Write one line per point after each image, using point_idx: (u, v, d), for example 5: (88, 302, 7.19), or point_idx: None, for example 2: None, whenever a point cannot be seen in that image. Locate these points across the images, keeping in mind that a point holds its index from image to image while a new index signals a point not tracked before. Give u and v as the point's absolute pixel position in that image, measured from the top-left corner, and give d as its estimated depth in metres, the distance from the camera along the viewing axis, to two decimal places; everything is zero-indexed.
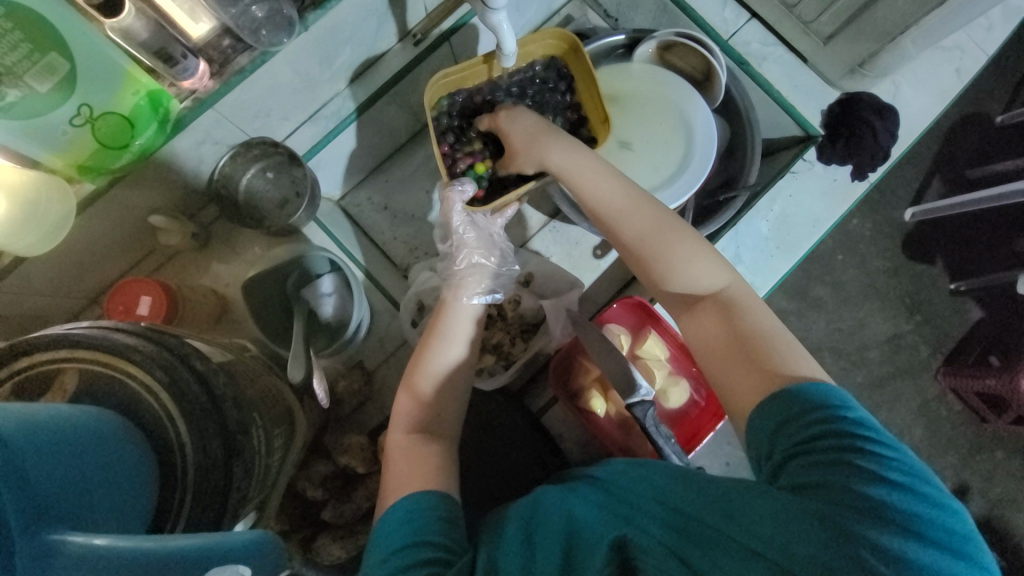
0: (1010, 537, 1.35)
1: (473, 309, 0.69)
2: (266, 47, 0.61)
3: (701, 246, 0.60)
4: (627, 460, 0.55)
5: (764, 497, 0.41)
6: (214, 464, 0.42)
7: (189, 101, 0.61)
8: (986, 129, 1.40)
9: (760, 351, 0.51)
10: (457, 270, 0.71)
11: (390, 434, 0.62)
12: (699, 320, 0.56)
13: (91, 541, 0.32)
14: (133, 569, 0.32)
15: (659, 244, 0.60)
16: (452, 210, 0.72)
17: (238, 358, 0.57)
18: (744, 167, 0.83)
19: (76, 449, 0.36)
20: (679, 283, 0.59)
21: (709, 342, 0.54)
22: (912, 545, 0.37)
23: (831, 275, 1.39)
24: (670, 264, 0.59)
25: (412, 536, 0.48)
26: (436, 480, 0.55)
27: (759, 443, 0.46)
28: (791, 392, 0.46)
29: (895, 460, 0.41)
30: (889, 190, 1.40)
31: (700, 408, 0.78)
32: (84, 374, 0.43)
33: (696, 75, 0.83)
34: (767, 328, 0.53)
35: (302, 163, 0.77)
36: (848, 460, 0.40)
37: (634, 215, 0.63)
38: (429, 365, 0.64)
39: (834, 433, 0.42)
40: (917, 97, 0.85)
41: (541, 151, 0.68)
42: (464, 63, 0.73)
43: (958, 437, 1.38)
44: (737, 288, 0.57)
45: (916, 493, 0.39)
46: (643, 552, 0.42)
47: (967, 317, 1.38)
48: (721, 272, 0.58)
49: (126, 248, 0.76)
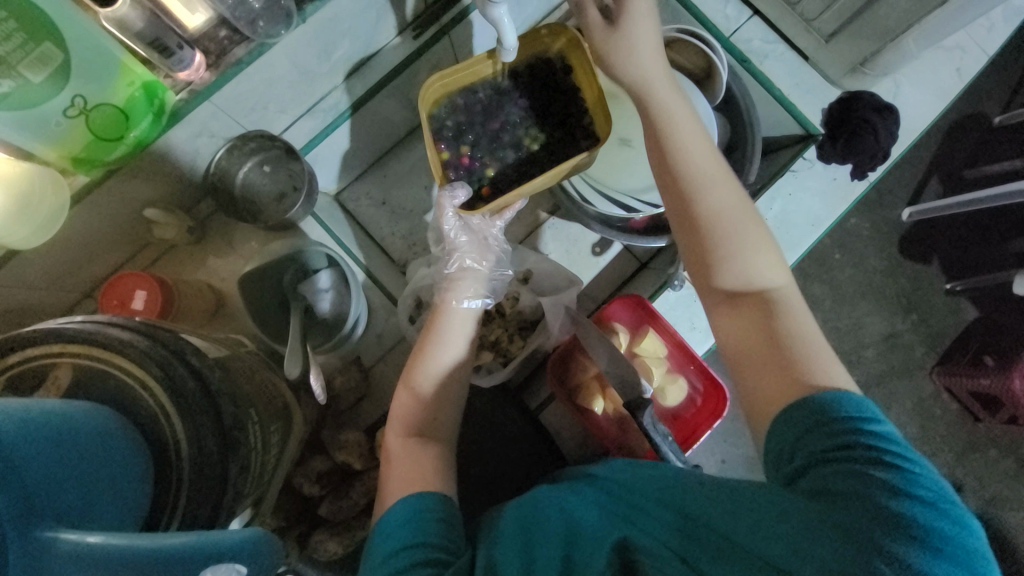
0: (1001, 535, 1.36)
1: (466, 312, 0.69)
2: (263, 39, 0.62)
3: (767, 238, 0.58)
4: (628, 459, 0.56)
5: (772, 505, 0.41)
6: (211, 462, 0.42)
7: (184, 93, 0.62)
8: (985, 129, 1.40)
9: (796, 354, 0.50)
10: (449, 273, 0.71)
11: (389, 434, 0.61)
12: (739, 314, 0.54)
13: (85, 539, 0.31)
14: (128, 566, 0.32)
15: (731, 223, 0.58)
16: (442, 215, 0.71)
17: (234, 353, 0.57)
18: (744, 165, 0.83)
19: (73, 444, 0.36)
20: (738, 264, 0.56)
21: (745, 340, 0.53)
22: (930, 558, 0.37)
23: (828, 274, 1.39)
24: (734, 248, 0.57)
25: (411, 538, 0.48)
26: (433, 481, 0.55)
27: (780, 448, 0.46)
28: (819, 399, 0.46)
29: (918, 476, 0.41)
30: (888, 189, 1.40)
31: (697, 406, 0.78)
32: (78, 369, 0.42)
33: (697, 72, 0.82)
34: (807, 332, 0.52)
35: (299, 156, 0.75)
36: (873, 472, 0.41)
37: (717, 180, 0.60)
38: (427, 368, 0.64)
39: (857, 444, 0.42)
40: (917, 97, 0.85)
41: (643, 93, 0.64)
42: (463, 61, 0.71)
43: (952, 436, 1.39)
44: (788, 292, 0.56)
45: (937, 509, 0.39)
46: (645, 554, 0.43)
47: (963, 317, 1.39)
48: (780, 272, 0.56)
49: (120, 241, 0.75)
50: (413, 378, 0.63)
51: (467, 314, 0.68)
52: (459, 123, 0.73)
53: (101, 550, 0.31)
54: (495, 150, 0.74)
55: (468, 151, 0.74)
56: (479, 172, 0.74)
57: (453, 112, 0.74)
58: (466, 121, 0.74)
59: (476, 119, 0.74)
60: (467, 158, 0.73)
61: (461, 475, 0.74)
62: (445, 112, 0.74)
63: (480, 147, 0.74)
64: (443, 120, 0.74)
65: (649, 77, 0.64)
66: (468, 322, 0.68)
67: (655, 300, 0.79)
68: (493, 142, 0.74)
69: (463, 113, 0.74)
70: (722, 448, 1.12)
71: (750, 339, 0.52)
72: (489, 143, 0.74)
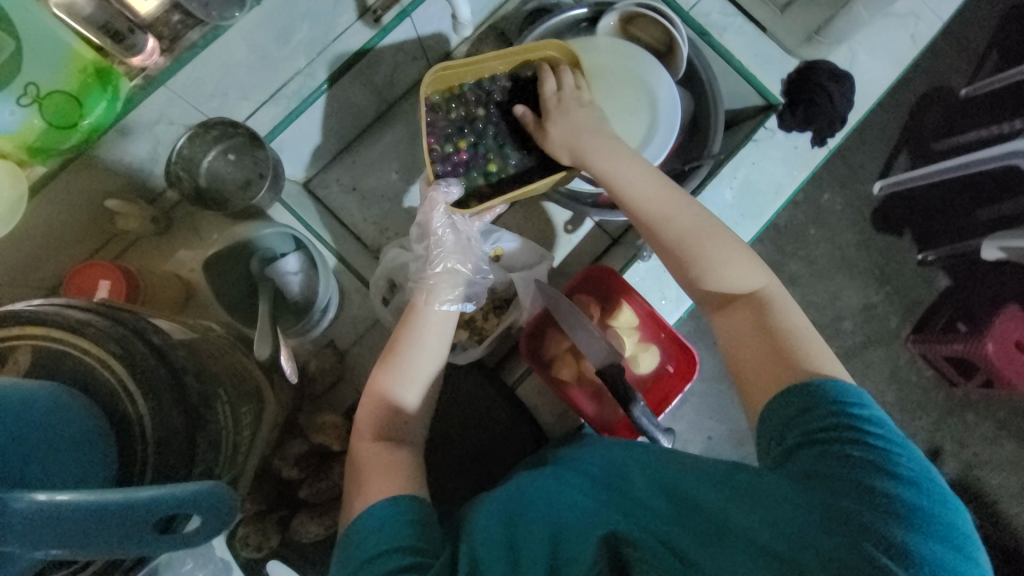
0: (980, 496, 1.40)
1: (444, 318, 0.67)
2: (217, 22, 0.63)
3: (741, 248, 0.59)
4: (612, 448, 0.56)
5: (762, 487, 0.42)
6: (176, 435, 0.43)
7: (139, 79, 0.61)
8: (952, 102, 1.44)
9: (794, 348, 0.51)
10: (430, 273, 0.70)
11: (355, 442, 0.60)
12: (731, 317, 0.56)
13: (54, 497, 0.32)
14: (98, 519, 0.33)
15: (698, 241, 0.59)
16: (432, 211, 0.70)
17: (202, 336, 0.57)
18: (707, 139, 0.85)
19: (29, 417, 0.36)
20: (718, 281, 0.58)
21: (741, 343, 0.54)
22: (918, 538, 0.37)
23: (804, 250, 1.42)
24: (707, 263, 0.58)
25: (387, 542, 0.48)
26: (410, 485, 0.55)
27: (770, 432, 0.48)
28: (806, 384, 0.47)
29: (901, 456, 0.42)
30: (858, 163, 1.43)
31: (669, 373, 0.80)
32: (35, 351, 0.42)
33: (659, 47, 0.84)
34: (801, 328, 0.53)
35: (262, 142, 0.74)
36: (856, 453, 0.42)
37: (674, 207, 0.62)
38: (389, 383, 0.62)
39: (844, 426, 0.44)
40: (872, 63, 0.87)
41: (585, 149, 0.68)
42: (466, 59, 0.72)
43: (930, 402, 1.43)
44: (772, 289, 0.57)
45: (922, 488, 0.40)
46: (635, 550, 0.43)
47: (936, 286, 1.42)
48: (759, 272, 0.58)
49: (83, 233, 0.73)
50: (386, 386, 0.62)
51: (447, 316, 0.67)
52: (460, 116, 0.75)
53: (71, 507, 0.32)
54: (498, 145, 0.75)
55: (467, 145, 0.74)
56: (481, 165, 0.74)
57: (452, 104, 0.75)
58: (467, 116, 0.75)
59: (477, 112, 0.75)
60: (466, 152, 0.74)
61: (440, 451, 0.75)
62: (446, 104, 0.75)
63: (482, 142, 0.75)
64: (446, 110, 0.75)
65: (583, 147, 0.68)
66: (448, 326, 0.67)
67: (625, 273, 0.79)
68: (497, 138, 0.75)
69: (463, 107, 0.75)
70: (709, 425, 1.16)
71: (747, 346, 0.54)
72: (495, 139, 0.75)
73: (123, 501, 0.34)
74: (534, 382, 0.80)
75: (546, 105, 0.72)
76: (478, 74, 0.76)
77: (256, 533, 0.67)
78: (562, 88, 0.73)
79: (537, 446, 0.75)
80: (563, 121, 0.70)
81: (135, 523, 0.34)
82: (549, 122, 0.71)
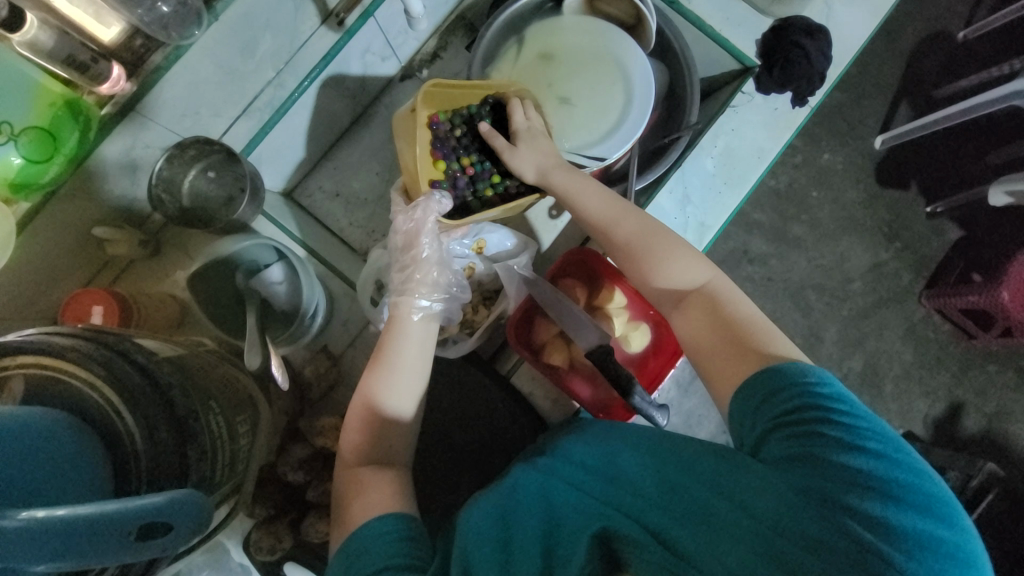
0: (1009, 448, 1.37)
1: (421, 330, 0.66)
2: (178, 42, 0.65)
3: (687, 246, 0.62)
4: (596, 433, 0.55)
5: (741, 472, 0.43)
6: (168, 447, 0.46)
7: (110, 106, 0.65)
8: (952, 45, 1.38)
9: (747, 336, 0.53)
10: (411, 287, 0.67)
11: (343, 462, 0.61)
12: (688, 313, 0.59)
13: (56, 512, 0.33)
14: (97, 526, 0.34)
15: (651, 240, 0.63)
16: (422, 224, 0.68)
17: (191, 352, 0.59)
18: (686, 108, 0.83)
19: (21, 442, 0.37)
20: (667, 280, 0.61)
21: (700, 338, 0.57)
22: (893, 509, 0.39)
23: (807, 213, 1.39)
24: (654, 261, 0.62)
25: (377, 562, 0.48)
26: (400, 504, 0.56)
27: (742, 419, 0.49)
28: (771, 370, 0.49)
29: (867, 430, 0.44)
30: (857, 119, 1.39)
31: (660, 350, 0.80)
32: (28, 378, 0.43)
33: (628, 20, 0.82)
34: (752, 315, 0.56)
35: (239, 158, 0.76)
36: (827, 432, 0.43)
37: (628, 213, 0.65)
38: (381, 392, 0.63)
39: (809, 406, 0.45)
40: (849, 14, 0.85)
41: (543, 163, 0.69)
42: (464, 82, 0.72)
43: (948, 357, 1.39)
44: (718, 281, 0.59)
45: (889, 459, 0.42)
46: (623, 541, 0.43)
47: (947, 238, 1.38)
48: (704, 267, 0.60)
49: (75, 263, 0.75)
50: (374, 394, 0.62)
51: (427, 331, 0.67)
52: (461, 137, 0.74)
53: (69, 523, 0.33)
54: (489, 161, 0.76)
55: (472, 161, 0.75)
56: (486, 178, 0.75)
57: (452, 124, 0.74)
58: (466, 133, 0.75)
59: (467, 122, 0.75)
60: (472, 169, 0.75)
61: (442, 445, 0.77)
62: (450, 121, 0.74)
63: (487, 161, 0.75)
64: (452, 127, 0.74)
65: (546, 163, 0.69)
66: (428, 339, 0.67)
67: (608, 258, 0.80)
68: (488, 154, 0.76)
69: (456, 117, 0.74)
70: None
71: (702, 337, 0.56)
72: (487, 151, 0.76)
73: (122, 509, 0.36)
74: (528, 370, 0.80)
75: (515, 128, 0.72)
76: (468, 93, 0.75)
77: (268, 536, 0.69)
78: (530, 118, 0.72)
79: (537, 435, 0.76)
80: (527, 140, 0.71)
81: (126, 529, 0.36)
82: (517, 144, 0.71)
